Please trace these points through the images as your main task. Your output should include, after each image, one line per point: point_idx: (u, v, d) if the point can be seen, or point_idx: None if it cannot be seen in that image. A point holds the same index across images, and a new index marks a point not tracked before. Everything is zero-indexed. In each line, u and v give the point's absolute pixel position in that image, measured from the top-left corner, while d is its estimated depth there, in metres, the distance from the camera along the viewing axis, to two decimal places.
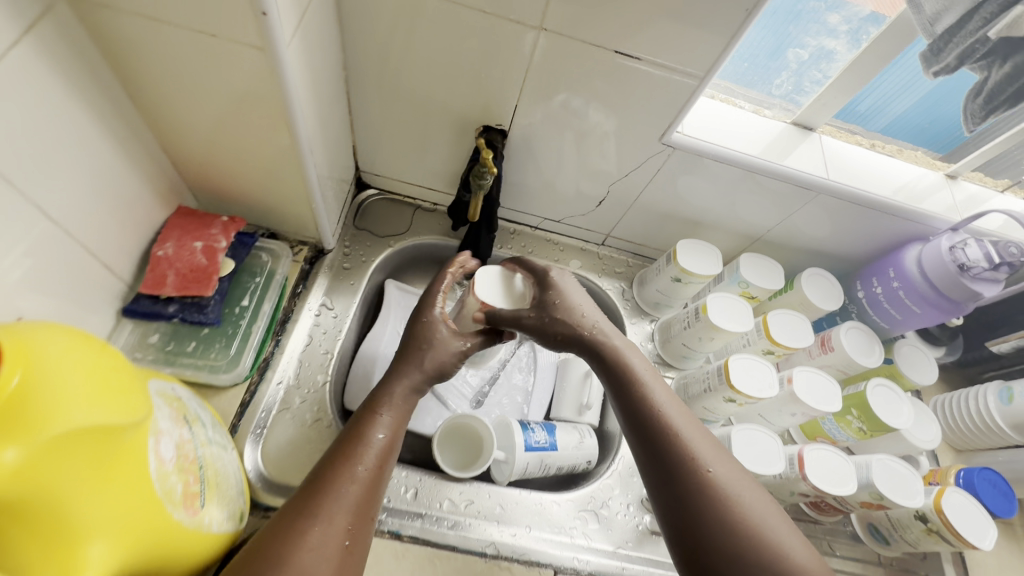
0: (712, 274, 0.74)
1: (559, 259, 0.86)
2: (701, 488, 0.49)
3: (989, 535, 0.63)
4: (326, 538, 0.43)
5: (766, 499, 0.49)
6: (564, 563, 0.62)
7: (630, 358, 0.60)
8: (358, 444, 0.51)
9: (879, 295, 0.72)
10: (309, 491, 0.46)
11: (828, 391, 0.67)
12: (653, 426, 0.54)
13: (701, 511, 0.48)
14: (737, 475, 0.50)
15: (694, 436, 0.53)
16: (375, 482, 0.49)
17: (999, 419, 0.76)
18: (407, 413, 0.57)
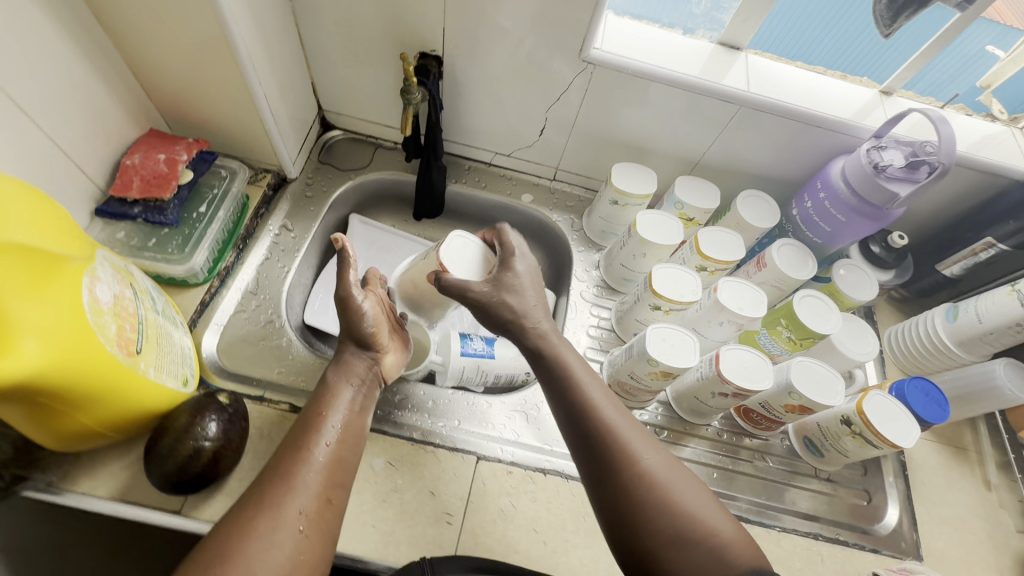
0: (648, 195, 0.77)
1: (511, 193, 0.90)
2: (637, 482, 0.47)
3: (911, 435, 0.63)
4: (278, 526, 0.46)
5: (698, 483, 0.49)
6: (489, 453, 0.66)
7: (566, 354, 0.56)
8: (309, 436, 0.53)
9: (809, 211, 0.74)
10: (260, 484, 0.49)
11: (753, 298, 0.69)
12: (590, 423, 0.51)
13: (638, 508, 0.46)
14: (674, 466, 0.49)
15: (629, 428, 0.50)
16: (330, 469, 0.52)
17: (945, 338, 0.75)
18: (360, 406, 0.59)
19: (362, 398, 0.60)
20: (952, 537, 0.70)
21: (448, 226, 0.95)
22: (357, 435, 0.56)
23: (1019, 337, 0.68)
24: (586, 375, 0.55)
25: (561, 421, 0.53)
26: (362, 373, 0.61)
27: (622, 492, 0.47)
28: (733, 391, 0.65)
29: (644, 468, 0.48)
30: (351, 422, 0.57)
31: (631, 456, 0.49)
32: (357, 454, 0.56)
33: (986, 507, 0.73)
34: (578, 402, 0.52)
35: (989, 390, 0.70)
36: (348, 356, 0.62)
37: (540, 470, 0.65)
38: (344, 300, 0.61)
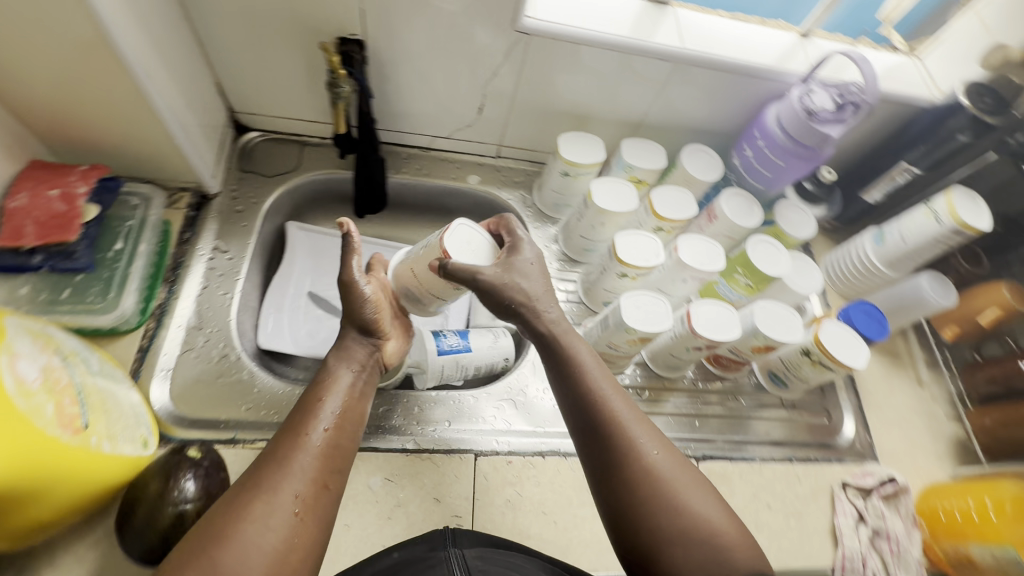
0: (598, 162, 0.76)
1: (457, 176, 0.87)
2: (642, 474, 0.49)
3: (862, 355, 0.70)
4: (273, 510, 0.44)
5: (702, 483, 0.50)
6: (487, 447, 0.65)
7: (573, 341, 0.57)
8: (306, 419, 0.51)
9: (750, 158, 0.76)
10: (258, 467, 0.47)
11: (711, 253, 0.72)
12: (595, 414, 0.52)
13: (643, 500, 0.48)
14: (678, 463, 0.50)
15: (634, 421, 0.52)
16: (329, 454, 0.50)
17: (876, 260, 0.82)
18: (358, 392, 0.56)
19: (362, 382, 0.58)
20: (898, 435, 0.79)
21: (395, 219, 0.90)
22: (355, 419, 0.54)
23: (938, 250, 0.76)
24: (591, 363, 0.55)
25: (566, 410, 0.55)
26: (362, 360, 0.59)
27: (627, 484, 0.49)
28: (705, 344, 0.68)
29: (649, 465, 0.49)
30: (353, 404, 0.55)
31: (638, 450, 0.50)
32: (355, 440, 0.53)
33: (922, 402, 0.82)
34: (583, 394, 0.53)
35: (918, 301, 0.78)
36: (353, 343, 0.59)
37: (539, 454, 0.66)
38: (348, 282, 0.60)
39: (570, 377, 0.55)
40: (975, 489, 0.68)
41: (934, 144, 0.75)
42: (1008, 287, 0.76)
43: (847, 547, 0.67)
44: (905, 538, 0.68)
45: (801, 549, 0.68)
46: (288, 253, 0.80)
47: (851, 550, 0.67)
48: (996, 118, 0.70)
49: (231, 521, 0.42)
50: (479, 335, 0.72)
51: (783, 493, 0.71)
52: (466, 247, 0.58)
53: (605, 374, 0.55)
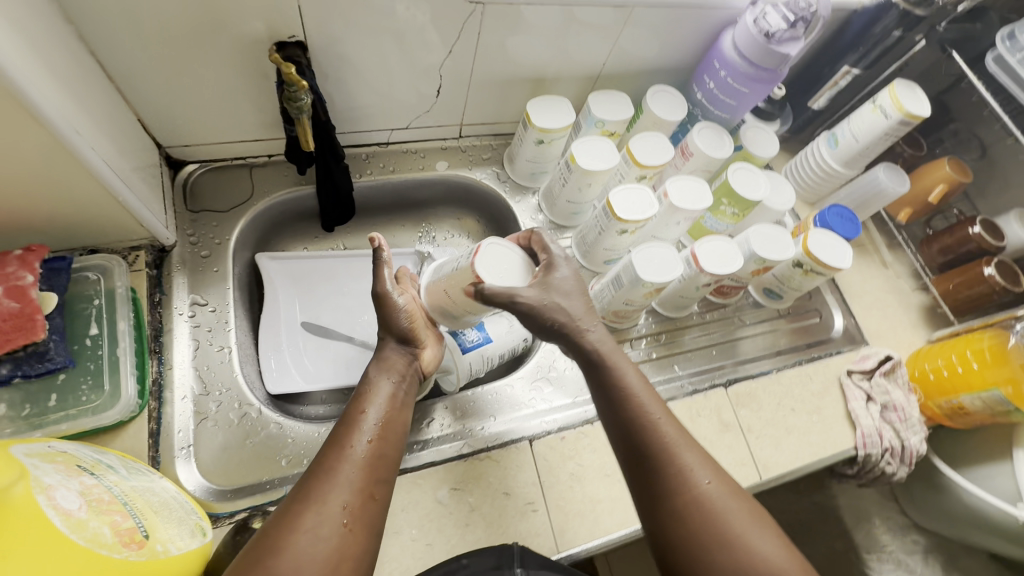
0: (570, 124, 0.74)
1: (424, 166, 0.82)
2: (696, 507, 0.49)
3: (847, 255, 0.75)
4: (323, 520, 0.43)
5: (759, 516, 0.50)
6: (536, 430, 0.66)
7: (619, 367, 0.56)
8: (347, 428, 0.50)
9: (713, 90, 0.77)
10: (307, 477, 0.46)
11: (698, 191, 0.73)
12: (643, 438, 0.53)
13: (698, 534, 0.49)
14: (733, 493, 0.51)
15: (688, 451, 0.52)
16: (372, 461, 0.48)
17: (833, 162, 0.87)
18: (401, 404, 0.54)
19: (403, 391, 0.56)
20: (879, 315, 0.88)
21: (367, 225, 0.85)
22: (396, 426, 0.52)
23: (887, 143, 0.82)
24: (637, 385, 0.56)
25: (612, 432, 0.55)
26: (402, 369, 0.57)
27: (680, 516, 0.50)
28: (713, 279, 0.71)
29: (704, 498, 0.50)
30: (397, 410, 0.53)
31: (692, 482, 0.50)
32: (398, 449, 0.51)
33: (890, 281, 0.91)
34: (629, 417, 0.54)
35: (877, 193, 0.85)
36: (391, 351, 0.58)
37: (587, 421, 0.67)
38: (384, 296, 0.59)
39: (617, 400, 0.55)
40: (955, 345, 0.77)
41: (870, 43, 0.80)
42: (949, 163, 0.85)
43: (864, 426, 0.75)
44: (907, 404, 0.77)
45: (827, 439, 0.75)
46: (268, 289, 0.74)
47: (868, 427, 0.75)
48: (923, 9, 0.74)
49: (282, 533, 0.42)
50: (497, 324, 0.71)
51: (802, 394, 0.77)
52: (502, 271, 0.57)
53: (654, 398, 0.55)
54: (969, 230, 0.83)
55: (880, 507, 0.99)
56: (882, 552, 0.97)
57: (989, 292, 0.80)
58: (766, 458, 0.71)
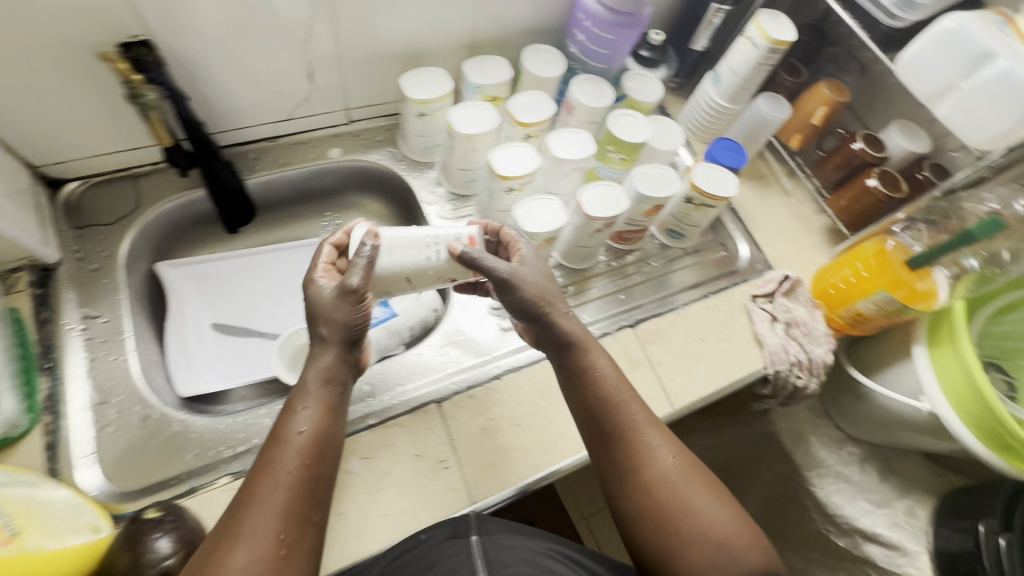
0: (448, 93, 0.75)
1: (317, 155, 0.82)
2: (661, 480, 0.55)
3: (731, 183, 0.77)
4: (254, 555, 0.43)
5: (716, 488, 0.57)
6: (469, 378, 0.69)
7: (594, 354, 0.60)
8: (278, 451, 0.48)
9: (585, 42, 0.79)
10: (237, 508, 0.45)
11: (580, 140, 0.75)
12: (611, 420, 0.58)
13: (660, 506, 0.54)
14: (693, 468, 0.57)
15: (652, 431, 0.57)
16: (304, 484, 0.47)
17: (719, 99, 0.89)
18: (338, 413, 0.52)
19: (339, 400, 0.52)
20: (783, 242, 0.91)
21: (272, 222, 0.86)
22: (331, 441, 0.50)
23: (763, 73, 0.84)
24: (608, 370, 0.60)
25: (580, 414, 0.60)
26: (334, 374, 0.52)
27: (645, 490, 0.55)
28: (604, 224, 0.72)
29: (668, 472, 0.56)
30: (332, 422, 0.51)
31: (658, 458, 0.56)
32: (335, 465, 0.50)
33: (792, 208, 0.94)
34: (598, 399, 0.59)
35: (762, 123, 0.87)
36: (323, 351, 0.52)
37: (514, 369, 0.70)
38: (355, 294, 0.52)
39: (587, 385, 0.59)
40: (848, 259, 0.80)
41: None
42: (827, 85, 0.87)
43: (770, 345, 0.78)
44: (809, 319, 0.80)
45: (736, 363, 0.78)
46: (170, 295, 0.74)
47: (773, 345, 0.78)
48: None
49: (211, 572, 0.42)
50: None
51: (710, 325, 0.80)
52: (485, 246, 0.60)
53: (624, 381, 0.60)
54: (853, 146, 0.86)
55: (815, 426, 1.03)
56: (821, 468, 1.00)
57: (876, 203, 0.83)
58: (677, 389, 0.74)
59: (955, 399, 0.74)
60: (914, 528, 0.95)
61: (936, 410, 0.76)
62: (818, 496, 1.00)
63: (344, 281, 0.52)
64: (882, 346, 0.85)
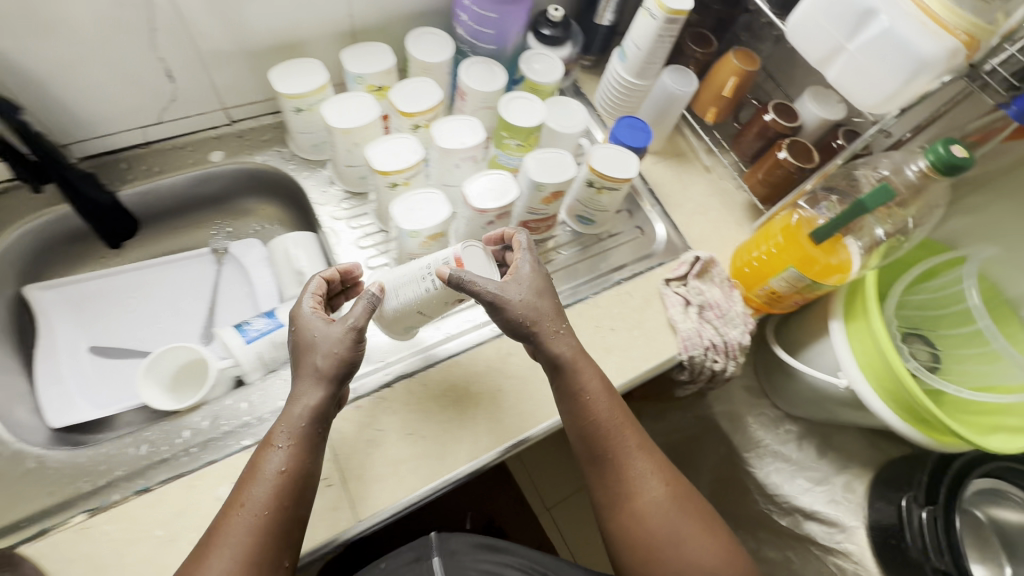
0: (324, 85, 0.70)
1: (198, 160, 0.77)
2: (650, 508, 0.60)
3: (631, 164, 0.74)
4: None
5: (702, 515, 0.62)
6: (433, 355, 0.69)
7: (585, 377, 0.62)
8: (248, 489, 0.50)
9: (470, 23, 0.74)
10: (206, 543, 0.48)
11: (468, 127, 0.71)
12: (603, 446, 0.62)
13: (645, 533, 0.60)
14: (681, 496, 0.62)
15: (644, 461, 0.62)
16: (273, 524, 0.49)
17: (626, 76, 0.85)
18: (317, 451, 0.53)
19: (319, 441, 0.54)
20: (701, 221, 0.88)
21: (160, 233, 0.81)
22: (307, 482, 0.52)
23: (666, 45, 0.80)
24: (598, 397, 0.62)
25: (574, 436, 0.64)
26: (318, 412, 0.53)
27: (633, 517, 0.61)
28: (496, 216, 0.68)
29: (657, 501, 0.61)
30: (308, 461, 0.52)
31: (648, 487, 0.61)
32: (308, 504, 0.52)
33: (711, 184, 0.91)
34: (591, 425, 0.62)
35: (670, 99, 0.83)
36: (314, 388, 0.53)
37: (476, 345, 0.70)
38: (352, 329, 0.54)
39: (580, 411, 0.62)
40: (761, 236, 0.77)
41: None
42: (736, 55, 0.83)
43: (683, 330, 0.75)
44: (723, 301, 0.77)
45: (649, 351, 0.75)
46: (40, 321, 0.69)
47: (686, 330, 0.75)
48: None
49: None
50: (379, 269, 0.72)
51: (621, 313, 0.77)
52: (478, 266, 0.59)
53: (617, 409, 0.63)
54: (765, 118, 0.83)
55: (751, 406, 1.00)
56: (759, 449, 0.98)
57: (789, 175, 0.80)
58: None
59: (872, 373, 0.72)
60: (852, 503, 0.91)
61: (853, 385, 0.74)
62: (757, 476, 0.97)
63: (338, 322, 0.54)
64: (806, 321, 0.83)
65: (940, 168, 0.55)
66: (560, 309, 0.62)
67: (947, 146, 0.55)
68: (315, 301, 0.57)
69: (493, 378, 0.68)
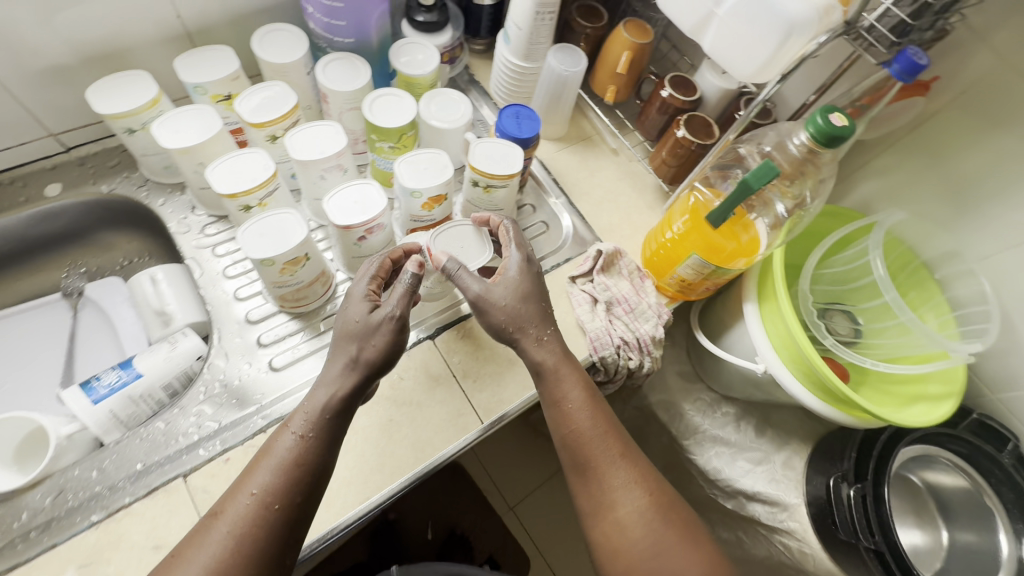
0: (155, 99, 0.62)
1: (30, 196, 0.67)
2: (630, 520, 0.55)
3: (516, 159, 0.68)
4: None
5: (688, 534, 0.55)
6: None
7: (566, 385, 0.59)
8: (243, 485, 0.49)
9: (319, 16, 0.66)
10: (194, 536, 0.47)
11: (328, 134, 0.64)
12: (583, 453, 0.58)
13: (627, 548, 0.54)
14: (665, 510, 0.56)
15: (626, 471, 0.57)
16: (255, 531, 0.47)
17: (513, 59, 0.79)
18: (322, 456, 0.51)
19: (315, 446, 0.51)
20: (609, 208, 0.83)
21: None
22: (299, 490, 0.49)
23: (547, 23, 0.74)
24: (579, 405, 0.59)
25: (557, 443, 0.60)
26: (342, 404, 0.52)
27: (612, 528, 0.56)
28: (366, 231, 0.61)
29: (638, 511, 0.55)
30: (323, 456, 0.51)
31: (630, 496, 0.56)
32: (309, 508, 0.50)
33: (618, 167, 0.86)
34: (570, 432, 0.58)
35: (560, 81, 0.77)
36: (343, 377, 0.53)
37: None
38: (394, 318, 0.54)
39: (561, 414, 0.59)
40: (665, 221, 0.73)
41: None
42: (626, 28, 0.78)
43: (590, 330, 0.70)
44: (632, 295, 0.73)
45: None
46: None
47: (594, 330, 0.70)
48: None
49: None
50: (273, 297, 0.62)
51: None
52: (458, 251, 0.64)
53: (599, 417, 0.59)
54: (662, 95, 0.77)
55: (687, 392, 0.97)
56: (698, 435, 0.94)
57: (690, 152, 0.75)
58: (486, 401, 0.65)
59: (788, 356, 0.69)
60: (792, 480, 0.88)
61: (771, 369, 0.70)
62: (698, 463, 0.93)
63: (379, 310, 0.54)
64: (725, 305, 0.80)
65: (820, 140, 0.51)
66: (545, 315, 0.61)
67: (825, 116, 0.51)
68: (373, 286, 0.57)
69: (386, 406, 0.63)
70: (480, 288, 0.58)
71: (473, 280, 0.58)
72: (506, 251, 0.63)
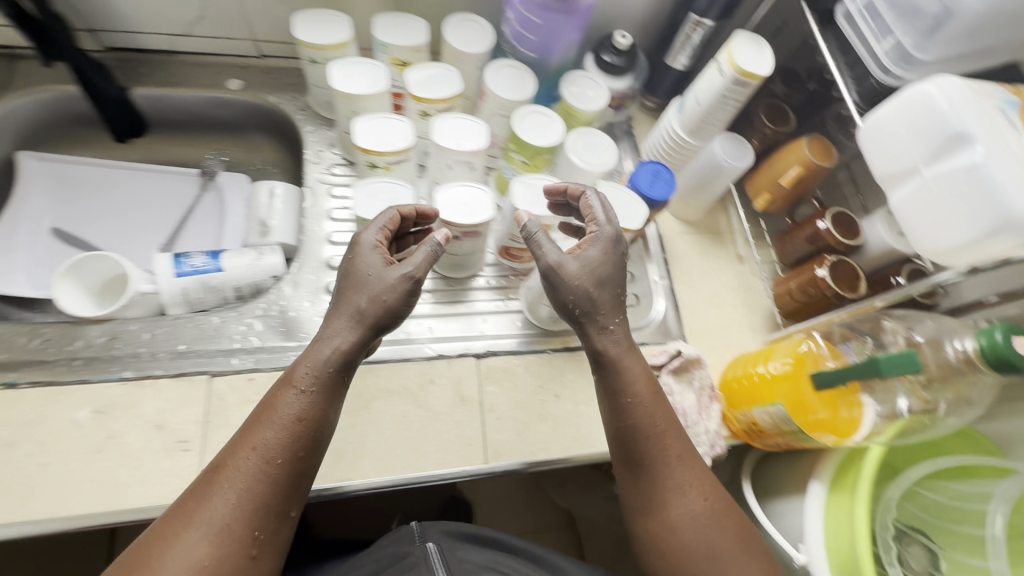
0: (345, 44, 0.66)
1: (213, 82, 0.75)
2: (684, 520, 0.50)
3: (639, 215, 0.65)
4: (188, 531, 0.41)
5: (743, 536, 0.50)
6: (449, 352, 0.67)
7: (631, 378, 0.52)
8: (246, 435, 0.45)
9: (514, 24, 0.68)
10: (198, 492, 0.44)
11: (471, 130, 0.64)
12: (638, 451, 0.51)
13: (681, 548, 0.49)
14: (723, 511, 0.51)
15: (688, 470, 0.51)
16: (258, 481, 0.43)
17: (679, 130, 0.75)
18: (344, 353, 0.47)
19: (343, 348, 0.47)
20: (711, 311, 0.76)
21: (166, 143, 0.81)
22: (313, 425, 0.46)
23: (728, 108, 0.70)
24: (643, 403, 0.52)
25: (609, 436, 0.53)
26: (345, 360, 0.47)
27: (665, 527, 0.50)
28: (461, 232, 0.61)
29: (696, 509, 0.50)
30: (327, 411, 0.47)
31: (688, 495, 0.50)
32: (318, 451, 0.46)
33: (736, 275, 0.79)
34: (628, 426, 0.52)
35: (717, 171, 0.74)
36: (351, 328, 0.48)
37: (428, 359, 0.66)
38: (407, 275, 0.48)
39: (621, 409, 0.52)
40: (763, 354, 0.64)
41: None
42: (810, 143, 0.71)
43: None
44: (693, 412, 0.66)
45: (589, 435, 0.65)
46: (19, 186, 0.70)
47: None
48: None
49: (160, 548, 0.41)
50: None
51: (575, 382, 0.68)
52: None
53: (665, 415, 0.52)
54: (817, 224, 0.70)
55: None
56: None
57: (824, 297, 0.67)
58: (499, 444, 0.62)
59: (838, 565, 0.57)
60: None
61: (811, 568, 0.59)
62: None
63: (397, 268, 0.49)
64: (789, 467, 0.70)
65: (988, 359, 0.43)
66: (618, 304, 0.53)
67: (1006, 334, 0.42)
68: (381, 236, 0.52)
69: (405, 400, 0.63)
70: (549, 252, 0.52)
71: (548, 245, 0.52)
72: (595, 222, 0.55)
